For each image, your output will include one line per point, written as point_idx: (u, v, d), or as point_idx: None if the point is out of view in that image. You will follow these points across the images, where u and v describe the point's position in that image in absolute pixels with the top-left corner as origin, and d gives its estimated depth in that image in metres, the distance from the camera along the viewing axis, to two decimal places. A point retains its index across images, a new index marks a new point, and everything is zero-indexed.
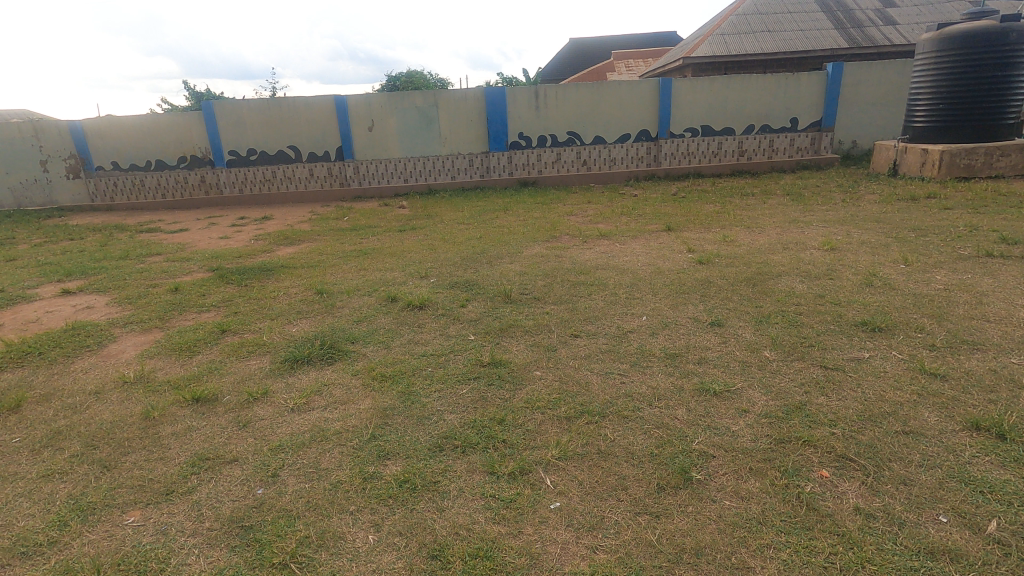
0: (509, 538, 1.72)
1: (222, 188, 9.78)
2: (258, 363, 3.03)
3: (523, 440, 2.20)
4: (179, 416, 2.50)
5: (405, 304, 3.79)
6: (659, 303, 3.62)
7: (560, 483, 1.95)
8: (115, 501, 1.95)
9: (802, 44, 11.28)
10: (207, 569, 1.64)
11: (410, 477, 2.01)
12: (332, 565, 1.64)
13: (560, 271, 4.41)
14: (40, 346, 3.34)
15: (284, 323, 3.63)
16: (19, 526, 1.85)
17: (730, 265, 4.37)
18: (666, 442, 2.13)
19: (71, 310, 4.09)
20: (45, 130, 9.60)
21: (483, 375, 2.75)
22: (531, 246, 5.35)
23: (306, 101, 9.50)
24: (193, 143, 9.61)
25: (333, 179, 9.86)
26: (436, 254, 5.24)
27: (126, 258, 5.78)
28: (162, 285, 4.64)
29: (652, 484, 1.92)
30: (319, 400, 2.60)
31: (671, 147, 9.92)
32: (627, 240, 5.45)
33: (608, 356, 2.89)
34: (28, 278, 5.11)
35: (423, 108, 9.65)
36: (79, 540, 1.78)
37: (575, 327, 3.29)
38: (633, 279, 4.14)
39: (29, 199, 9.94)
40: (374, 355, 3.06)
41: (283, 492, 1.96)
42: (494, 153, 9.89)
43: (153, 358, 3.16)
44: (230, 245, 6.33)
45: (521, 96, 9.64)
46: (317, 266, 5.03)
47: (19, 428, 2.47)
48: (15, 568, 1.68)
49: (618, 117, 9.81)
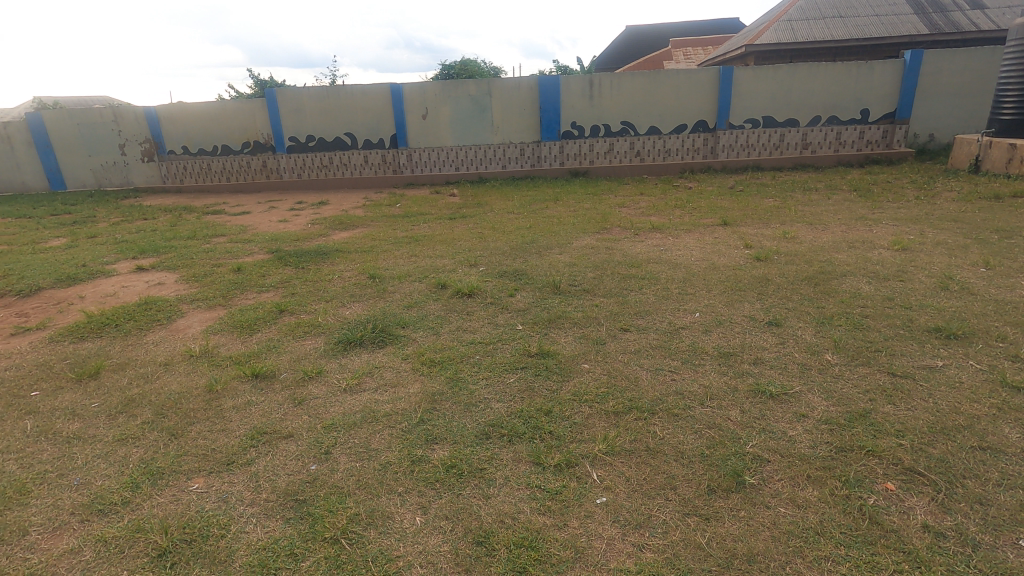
0: (554, 530, 1.71)
1: (282, 173, 10.12)
2: (313, 343, 3.14)
3: (570, 432, 2.18)
4: (240, 390, 2.62)
5: (454, 292, 3.83)
6: (712, 300, 3.50)
7: (607, 478, 1.93)
8: (181, 467, 2.07)
9: (877, 30, 10.59)
10: (264, 538, 1.71)
11: (456, 462, 2.03)
12: (380, 543, 1.68)
13: (611, 263, 4.35)
14: (116, 319, 3.56)
15: (338, 305, 3.73)
16: (96, 485, 1.99)
17: (790, 263, 4.18)
18: (718, 444, 2.07)
19: (144, 286, 4.34)
20: (123, 116, 10.18)
21: (530, 365, 2.74)
22: (581, 237, 5.30)
23: (362, 88, 9.69)
24: (256, 128, 9.98)
25: (387, 166, 10.07)
26: (485, 242, 5.26)
27: (193, 238, 6.09)
28: (226, 264, 4.86)
29: (702, 485, 1.87)
30: (370, 382, 2.67)
31: (730, 138, 9.60)
32: (680, 233, 5.32)
33: (658, 352, 2.83)
34: (107, 254, 5.47)
35: (476, 97, 9.68)
36: (148, 502, 1.89)
37: (625, 321, 3.23)
38: (686, 273, 4.03)
39: (108, 180, 10.60)
40: (423, 341, 3.10)
41: (335, 469, 2.03)
42: (546, 143, 9.81)
43: (217, 334, 3.32)
44: (288, 228, 6.56)
45: (575, 85, 9.54)
46: (370, 251, 5.14)
47: (98, 394, 2.65)
48: (94, 524, 1.80)
49: (674, 106, 9.56)
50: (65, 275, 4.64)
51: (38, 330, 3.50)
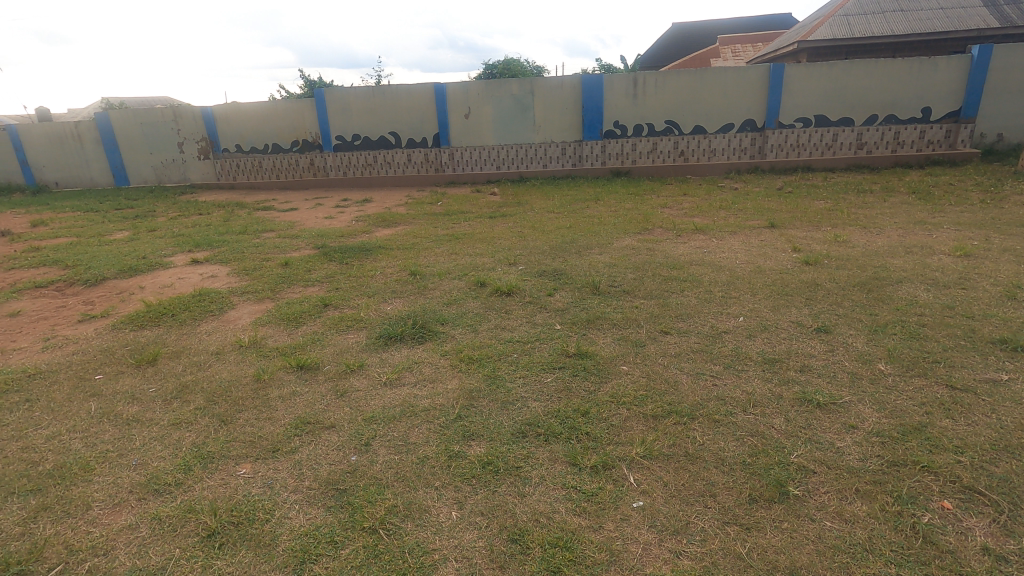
0: (590, 532, 1.70)
1: (329, 171, 10.40)
2: (355, 337, 3.22)
3: (607, 434, 2.16)
4: (286, 380, 2.72)
5: (494, 290, 3.85)
6: (758, 304, 3.40)
7: (644, 482, 1.90)
8: (230, 453, 2.16)
9: (942, 24, 10.03)
10: (306, 525, 1.77)
11: (493, 460, 2.05)
12: (417, 536, 1.71)
13: (652, 265, 4.28)
14: (172, 309, 3.74)
15: (380, 301, 3.81)
16: (153, 466, 2.10)
17: (841, 267, 4.02)
18: (761, 452, 2.01)
19: (198, 278, 4.55)
20: (182, 115, 10.67)
21: (568, 365, 2.73)
22: (622, 237, 5.24)
23: (407, 88, 9.86)
24: (304, 127, 10.29)
25: (429, 165, 10.21)
26: (525, 241, 5.27)
27: (244, 233, 6.33)
28: (274, 259, 5.03)
29: (743, 494, 1.82)
30: (409, 376, 2.72)
31: (779, 138, 9.29)
32: (725, 235, 5.20)
33: (699, 356, 2.77)
34: (164, 247, 5.75)
35: (519, 96, 9.70)
36: (199, 484, 1.98)
37: (666, 324, 3.17)
38: (731, 277, 3.93)
39: (167, 177, 11.14)
40: (462, 338, 3.13)
41: (375, 461, 2.07)
42: (588, 142, 9.74)
43: (265, 326, 3.45)
44: (333, 225, 6.73)
45: (618, 84, 9.43)
46: (411, 248, 5.23)
47: (155, 379, 2.80)
48: (150, 503, 1.90)
49: (721, 105, 9.33)
50: (127, 267, 4.90)
51: (102, 318, 3.71)
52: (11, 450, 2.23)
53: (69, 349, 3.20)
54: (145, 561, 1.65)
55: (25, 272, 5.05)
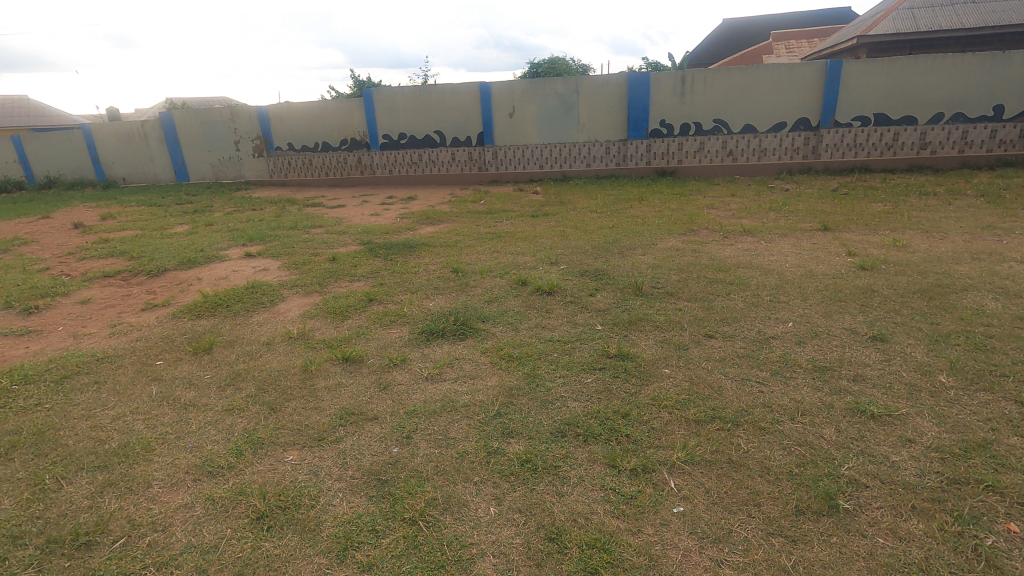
0: (628, 535, 1.68)
1: (375, 169, 10.63)
2: (398, 331, 3.28)
3: (648, 437, 2.14)
4: (332, 372, 2.80)
5: (535, 289, 3.85)
6: (809, 309, 3.28)
7: (685, 487, 1.87)
8: (279, 439, 2.24)
9: (1019, 15, 9.37)
10: (349, 513, 1.82)
11: (532, 458, 2.05)
12: (455, 529, 1.74)
13: (697, 267, 4.19)
14: (227, 300, 3.91)
15: (422, 297, 3.87)
16: (207, 449, 2.20)
17: (900, 273, 3.83)
18: (810, 463, 1.94)
19: (251, 271, 4.73)
20: (239, 115, 11.11)
21: (609, 366, 2.71)
22: (666, 238, 5.15)
23: (452, 88, 9.96)
24: (353, 126, 10.55)
25: (472, 164, 10.30)
26: (567, 241, 5.24)
27: (294, 228, 6.55)
28: (322, 254, 5.19)
29: (789, 505, 1.76)
30: (450, 372, 2.75)
31: (834, 137, 8.92)
32: (774, 238, 5.03)
33: (745, 361, 2.70)
34: (221, 241, 6.01)
35: (563, 94, 9.65)
36: (249, 468, 2.07)
37: (710, 327, 3.10)
38: (780, 280, 3.81)
39: (224, 174, 11.63)
40: (502, 336, 3.15)
41: (415, 454, 2.11)
42: (633, 141, 9.61)
43: (313, 318, 3.56)
44: (379, 221, 6.88)
45: (665, 82, 9.27)
46: (454, 246, 5.29)
47: (211, 366, 2.93)
48: (205, 483, 2.00)
49: (773, 103, 9.02)
50: (187, 259, 5.14)
51: (163, 307, 3.92)
52: (81, 428, 2.38)
53: (133, 336, 3.39)
54: (199, 539, 1.74)
55: (95, 262, 5.38)
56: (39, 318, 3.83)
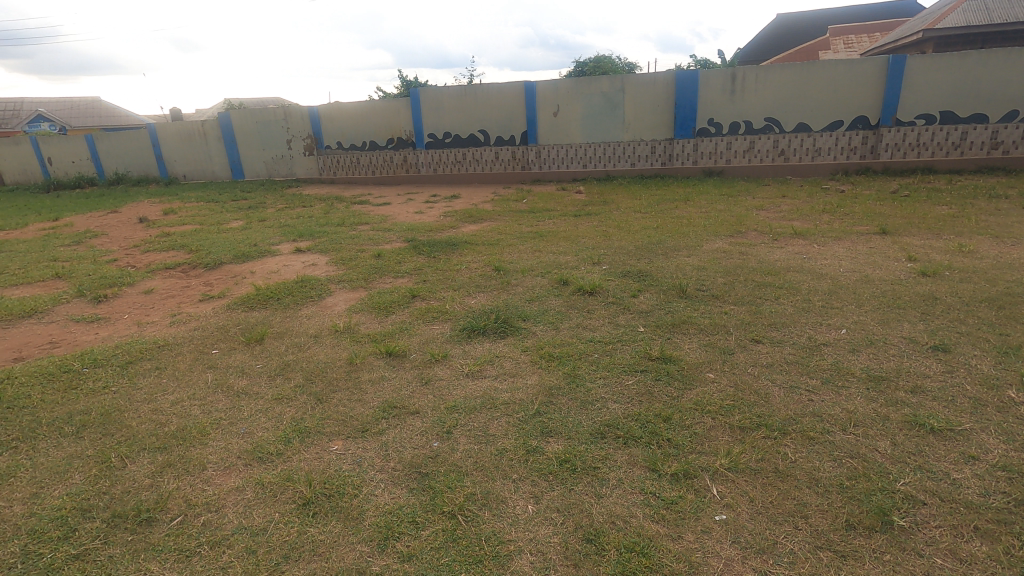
0: (668, 540, 1.66)
1: (420, 167, 10.80)
2: (440, 328, 3.33)
3: (690, 442, 2.10)
4: (376, 365, 2.87)
5: (576, 289, 3.83)
6: (864, 316, 3.14)
7: (728, 495, 1.83)
8: (324, 429, 2.31)
9: None
10: (390, 504, 1.86)
11: (571, 458, 2.05)
12: (493, 525, 1.75)
13: (744, 270, 4.07)
14: (278, 293, 4.05)
15: (464, 294, 3.92)
16: (258, 435, 2.30)
17: (965, 280, 3.62)
18: (862, 476, 1.86)
19: (301, 266, 4.89)
20: (291, 114, 11.49)
21: (650, 369, 2.67)
22: (712, 240, 5.03)
23: (498, 87, 10.01)
24: (399, 126, 10.75)
25: (516, 163, 10.33)
26: (610, 241, 5.19)
27: (342, 225, 6.73)
28: (368, 250, 5.31)
29: (838, 518, 1.69)
30: (490, 369, 2.77)
31: (895, 136, 8.50)
32: (828, 241, 4.84)
33: (794, 368, 2.61)
34: (273, 236, 6.24)
35: (609, 93, 9.55)
36: (296, 455, 2.15)
37: (758, 332, 3.01)
38: (833, 285, 3.66)
39: (276, 171, 12.06)
40: (543, 335, 3.15)
41: (455, 449, 2.14)
42: (679, 140, 9.41)
43: (358, 313, 3.66)
44: (423, 219, 6.99)
45: (715, 79, 9.04)
46: (496, 244, 5.32)
47: (262, 356, 3.06)
48: (255, 468, 2.08)
49: (829, 100, 8.67)
50: (241, 254, 5.36)
51: (219, 299, 4.10)
52: (143, 410, 2.53)
53: (191, 325, 3.57)
54: (250, 521, 1.81)
55: (157, 254, 5.68)
56: (107, 306, 4.08)
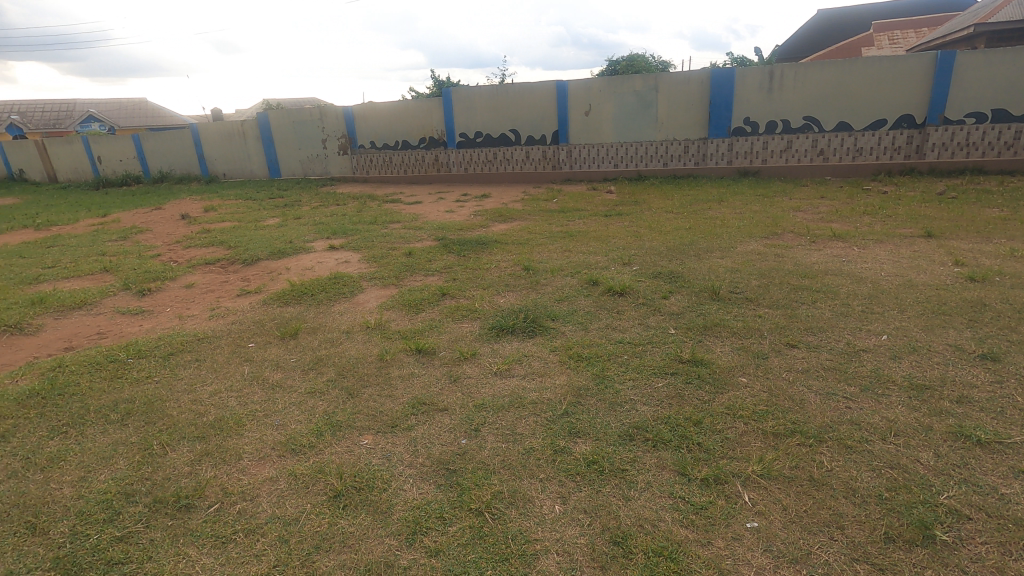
0: (697, 546, 1.63)
1: (451, 166, 10.89)
2: (469, 326, 3.35)
3: (721, 447, 2.06)
4: (406, 362, 2.90)
5: (606, 289, 3.80)
6: (906, 322, 3.03)
7: (760, 502, 1.78)
8: (355, 424, 2.35)
9: None
10: (418, 499, 1.89)
11: (599, 459, 2.03)
12: (520, 523, 1.75)
13: (780, 272, 3.97)
14: (311, 289, 4.14)
15: (493, 293, 3.93)
16: (291, 427, 2.35)
17: (1016, 286, 3.46)
18: (902, 488, 1.80)
19: (334, 263, 4.99)
20: (327, 114, 11.72)
21: (681, 372, 2.63)
22: (746, 241, 4.92)
23: (529, 87, 10.01)
24: (431, 125, 10.85)
25: (547, 162, 10.31)
26: (641, 241, 5.13)
27: (374, 223, 6.83)
28: (399, 248, 5.38)
29: (877, 531, 1.64)
30: (519, 369, 2.77)
31: (942, 136, 8.17)
32: (869, 243, 4.68)
33: (831, 374, 2.53)
34: (308, 233, 6.38)
35: (642, 92, 9.44)
36: (328, 448, 2.19)
37: (793, 336, 2.94)
38: (873, 290, 3.54)
39: (312, 170, 12.33)
40: (571, 335, 3.14)
41: (483, 447, 2.15)
42: (714, 140, 9.24)
43: (389, 310, 3.71)
44: (453, 218, 7.04)
45: (752, 78, 8.85)
46: (526, 244, 5.32)
47: (296, 351, 3.13)
48: (289, 459, 2.14)
49: (872, 98, 8.38)
50: (277, 250, 5.50)
51: (255, 294, 4.21)
52: (184, 400, 2.62)
53: (229, 319, 3.68)
54: (283, 511, 1.86)
55: (198, 250, 5.87)
56: (151, 299, 4.24)
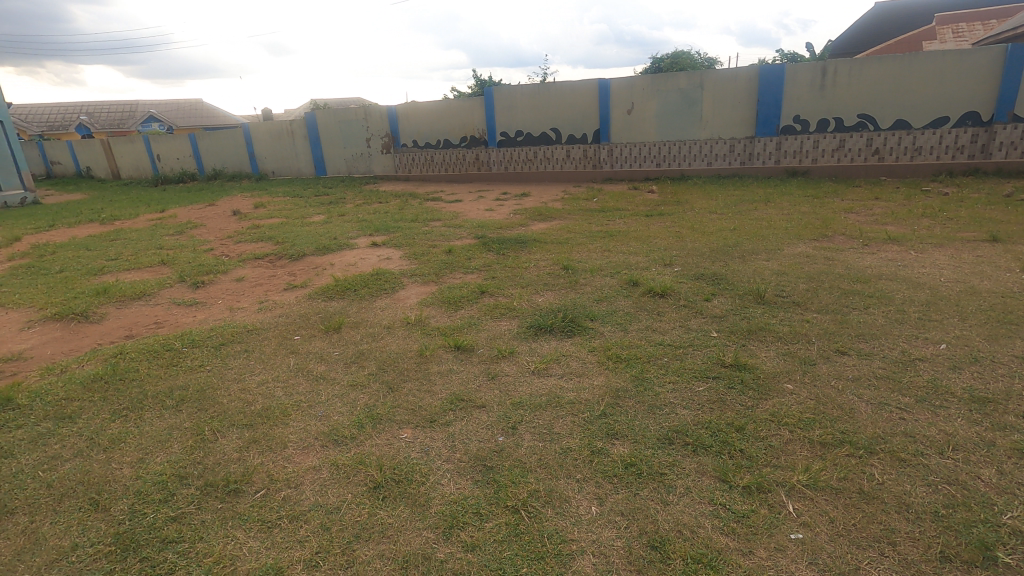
0: (738, 555, 1.59)
1: (491, 165, 10.94)
2: (507, 324, 3.37)
3: (764, 455, 2.00)
4: (444, 358, 2.94)
5: (646, 290, 3.75)
6: (967, 331, 2.87)
7: (805, 513, 1.73)
8: (395, 417, 2.40)
9: None
10: (456, 493, 1.91)
11: (637, 462, 2.01)
12: (556, 523, 1.75)
13: (830, 276, 3.83)
14: (354, 285, 4.24)
15: (532, 292, 3.93)
16: (334, 418, 2.42)
17: None
18: (961, 505, 1.71)
19: (376, 259, 5.09)
20: (371, 114, 11.96)
21: (724, 376, 2.57)
22: (794, 243, 4.76)
23: (571, 85, 9.95)
24: (473, 124, 10.93)
25: (587, 161, 10.23)
26: (683, 242, 5.04)
27: (415, 221, 6.93)
28: (440, 246, 5.45)
29: (931, 549, 1.56)
30: (557, 368, 2.77)
31: (1011, 134, 7.69)
32: (927, 247, 4.45)
33: (883, 384, 2.42)
34: (351, 230, 6.53)
35: (687, 89, 9.25)
36: (369, 440, 2.24)
37: (843, 342, 2.83)
38: (932, 296, 3.36)
39: (356, 168, 12.61)
40: (610, 336, 3.11)
41: (520, 445, 2.16)
42: (761, 139, 8.98)
43: (429, 306, 3.76)
44: (493, 217, 7.08)
45: (803, 74, 8.55)
46: (565, 243, 5.29)
47: (340, 344, 3.21)
48: (331, 449, 2.20)
49: (933, 95, 7.97)
50: (322, 246, 5.65)
51: (301, 288, 4.35)
52: (233, 389, 2.73)
53: (276, 312, 3.81)
54: (325, 499, 1.91)
55: (248, 245, 6.10)
56: (204, 291, 4.43)
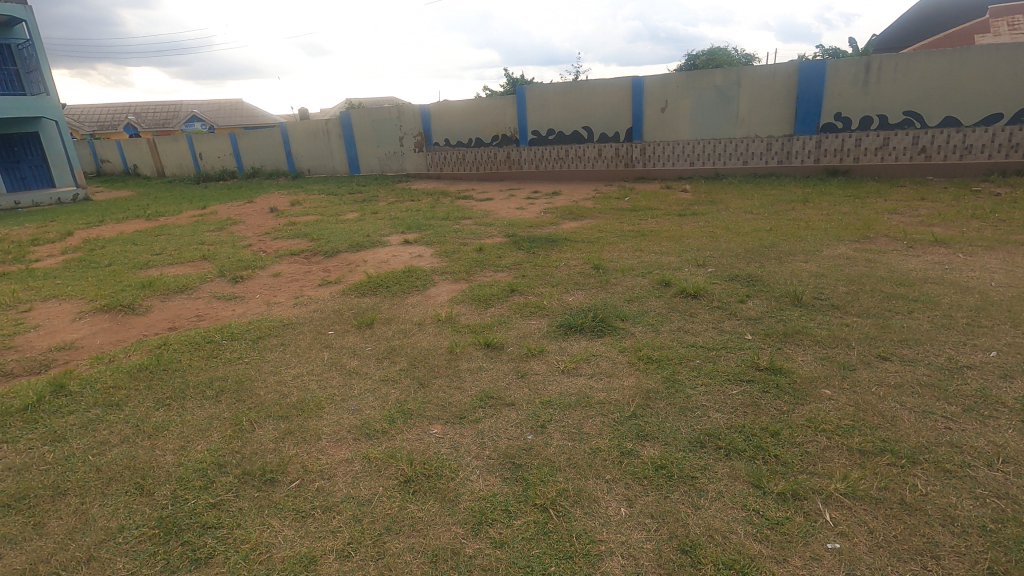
0: (771, 563, 1.56)
1: (522, 164, 10.95)
2: (537, 323, 3.36)
3: (800, 461, 1.95)
4: (474, 356, 2.96)
5: (678, 291, 3.69)
6: (1020, 338, 2.74)
7: (843, 522, 1.68)
8: (425, 413, 2.43)
9: None
10: (485, 490, 1.92)
11: (667, 464, 1.98)
12: (585, 522, 1.75)
13: (871, 279, 3.70)
14: (386, 282, 4.30)
15: (562, 291, 3.92)
16: (366, 413, 2.46)
17: None
18: (1010, 520, 1.63)
19: (408, 257, 5.15)
20: (404, 113, 12.11)
21: (758, 379, 2.52)
22: (834, 245, 4.62)
23: (604, 83, 9.87)
24: (504, 122, 10.95)
25: (619, 160, 10.13)
26: (717, 242, 4.94)
27: (446, 219, 6.98)
28: (470, 244, 5.48)
29: (978, 564, 1.50)
30: (586, 368, 2.75)
31: None
32: (977, 250, 4.26)
33: (928, 391, 2.33)
34: (384, 228, 6.62)
35: (723, 87, 9.08)
36: (400, 435, 2.27)
37: (885, 348, 2.73)
38: (981, 301, 3.21)
39: (389, 167, 12.79)
40: (641, 336, 3.07)
41: (548, 444, 2.16)
42: (800, 137, 8.73)
43: (459, 304, 3.78)
44: (523, 215, 7.09)
45: (845, 70, 8.28)
46: (596, 242, 5.26)
47: (372, 340, 3.27)
48: (363, 443, 2.24)
49: (986, 90, 7.60)
50: (355, 243, 5.75)
51: (335, 284, 4.44)
52: (270, 381, 2.81)
53: (311, 307, 3.89)
54: (357, 491, 1.95)
55: (284, 242, 6.24)
56: (243, 286, 4.56)
